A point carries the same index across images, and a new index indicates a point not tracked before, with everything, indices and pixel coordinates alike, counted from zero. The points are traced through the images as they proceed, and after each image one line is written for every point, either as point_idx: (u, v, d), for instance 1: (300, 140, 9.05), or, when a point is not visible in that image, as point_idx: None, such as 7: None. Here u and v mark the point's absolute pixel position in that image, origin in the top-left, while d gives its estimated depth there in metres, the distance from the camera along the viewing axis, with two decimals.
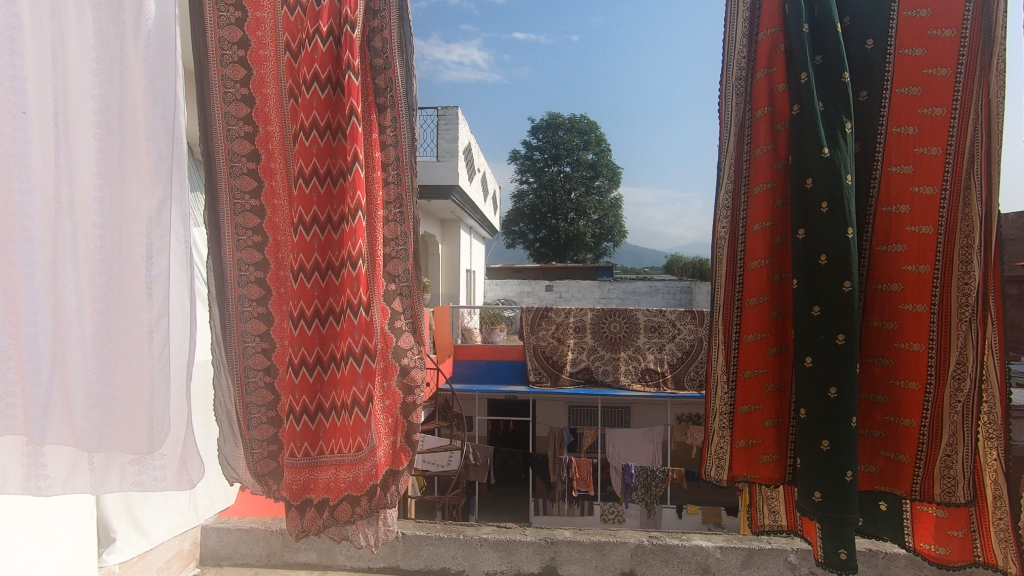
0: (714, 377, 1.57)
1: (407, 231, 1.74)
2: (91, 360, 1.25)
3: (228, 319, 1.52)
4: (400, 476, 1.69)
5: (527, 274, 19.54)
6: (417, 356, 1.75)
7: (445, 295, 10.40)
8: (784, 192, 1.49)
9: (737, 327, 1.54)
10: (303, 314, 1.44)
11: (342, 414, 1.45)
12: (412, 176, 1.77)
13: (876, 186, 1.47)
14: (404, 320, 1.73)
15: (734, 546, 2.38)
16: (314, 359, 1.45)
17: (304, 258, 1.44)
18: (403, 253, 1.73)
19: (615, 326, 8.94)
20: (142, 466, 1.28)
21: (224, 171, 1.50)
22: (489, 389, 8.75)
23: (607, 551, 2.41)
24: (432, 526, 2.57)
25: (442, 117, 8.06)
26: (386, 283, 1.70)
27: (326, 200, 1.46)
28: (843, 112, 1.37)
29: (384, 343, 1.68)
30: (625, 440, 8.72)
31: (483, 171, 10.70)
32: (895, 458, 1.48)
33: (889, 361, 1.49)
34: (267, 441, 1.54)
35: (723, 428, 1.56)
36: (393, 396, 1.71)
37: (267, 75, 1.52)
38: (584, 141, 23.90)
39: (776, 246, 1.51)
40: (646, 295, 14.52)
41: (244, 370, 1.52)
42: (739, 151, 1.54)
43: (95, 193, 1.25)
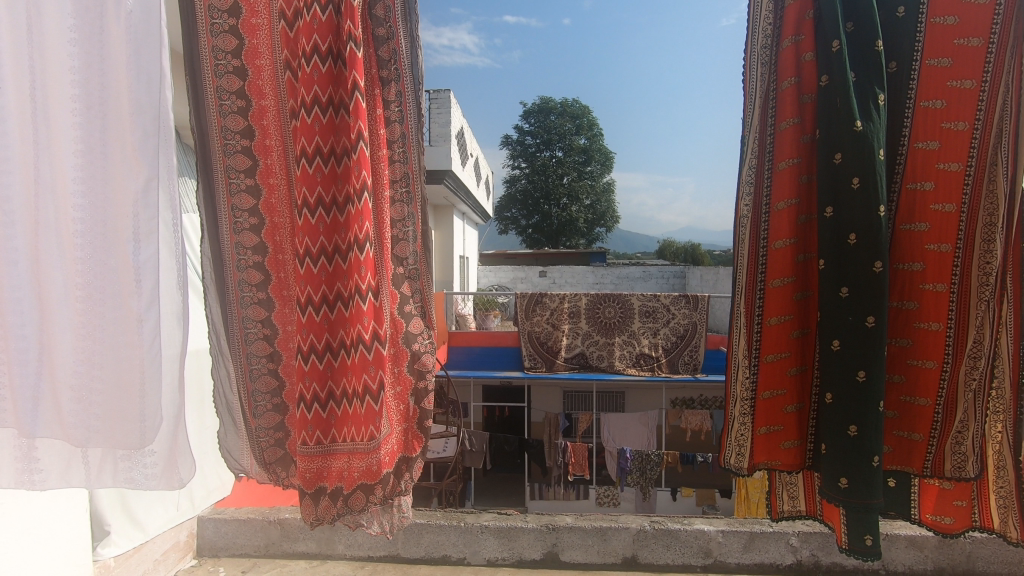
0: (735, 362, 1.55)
1: (415, 211, 1.68)
2: (79, 350, 1.20)
3: (228, 305, 1.48)
4: (414, 462, 1.68)
5: (520, 260, 19.47)
6: (428, 341, 1.72)
7: (439, 282, 10.33)
8: (810, 168, 1.46)
9: (759, 309, 1.51)
10: (310, 300, 1.38)
11: (353, 402, 1.41)
12: (418, 155, 1.69)
13: (902, 162, 1.44)
14: (413, 305, 1.70)
15: (736, 530, 2.37)
16: (323, 345, 1.40)
17: (310, 241, 1.37)
18: (410, 235, 1.67)
19: (609, 311, 8.96)
20: (133, 462, 1.23)
21: (218, 151, 1.45)
22: (484, 375, 8.73)
23: (609, 536, 2.41)
24: (432, 514, 2.55)
25: (434, 101, 7.91)
26: (394, 267, 1.66)
27: (331, 180, 1.38)
28: (878, 82, 1.33)
29: (394, 328, 1.66)
30: (620, 424, 8.85)
31: (476, 156, 10.57)
32: (909, 437, 1.47)
33: (907, 342, 1.46)
34: (273, 429, 1.51)
35: (744, 414, 1.54)
36: (404, 381, 1.69)
37: (261, 45, 1.45)
38: (576, 125, 23.69)
39: (801, 225, 1.49)
40: (639, 280, 14.52)
41: (248, 358, 1.49)
42: (763, 124, 1.50)
43: (77, 174, 1.19)
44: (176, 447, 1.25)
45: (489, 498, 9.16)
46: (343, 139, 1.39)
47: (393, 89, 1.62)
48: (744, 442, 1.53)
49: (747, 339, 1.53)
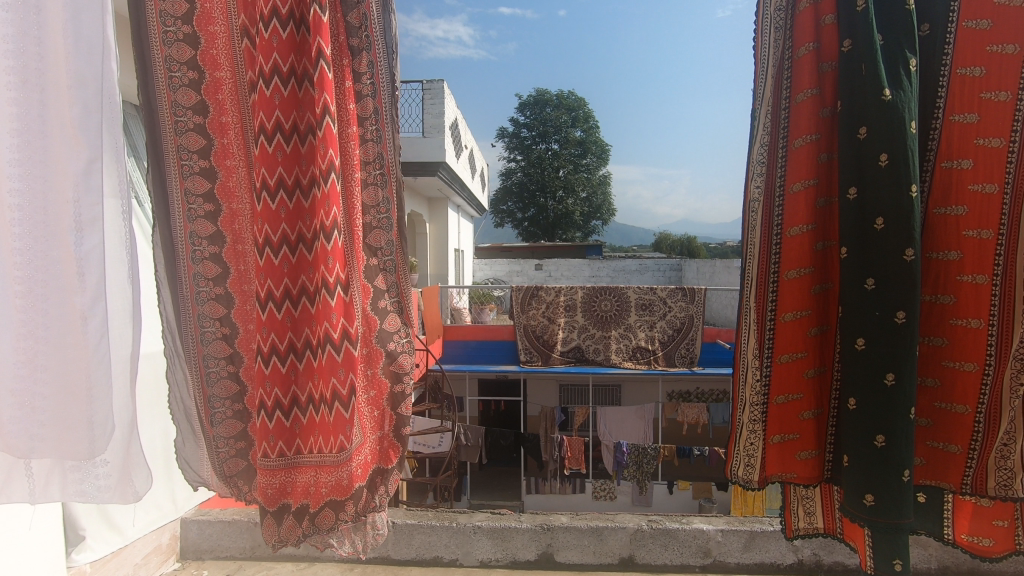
0: (745, 361, 1.47)
1: (390, 197, 1.60)
2: (15, 353, 1.11)
3: (181, 301, 1.39)
4: (389, 475, 1.62)
5: (516, 253, 19.39)
6: (405, 339, 1.63)
7: (434, 275, 10.23)
8: (830, 145, 1.39)
9: (773, 305, 1.43)
10: (271, 294, 1.30)
11: (321, 409, 1.33)
12: (393, 132, 1.61)
13: (936, 137, 1.37)
14: (390, 299, 1.62)
15: (735, 529, 2.31)
16: (286, 346, 1.32)
17: (271, 229, 1.29)
18: (385, 223, 1.60)
19: (606, 304, 8.87)
20: (84, 474, 1.18)
21: (168, 135, 1.37)
22: (480, 369, 8.66)
23: (606, 536, 2.34)
24: (423, 514, 2.47)
25: (427, 91, 7.80)
26: (367, 258, 1.58)
27: (295, 160, 1.30)
28: (907, 48, 1.27)
29: (367, 326, 1.58)
30: (616, 417, 8.72)
31: (470, 149, 10.44)
32: (945, 449, 1.41)
33: (943, 341, 1.39)
34: (233, 439, 1.43)
35: (755, 421, 1.47)
36: (379, 386, 1.62)
37: (215, 10, 1.37)
38: (572, 117, 23.45)
39: (820, 209, 1.41)
40: (635, 273, 14.47)
41: (204, 359, 1.41)
42: (777, 98, 1.43)
43: (10, 158, 1.09)
44: (130, 458, 1.22)
45: (485, 492, 9.12)
46: (308, 114, 1.30)
47: (364, 60, 1.52)
48: (755, 453, 1.46)
49: (758, 336, 1.46)
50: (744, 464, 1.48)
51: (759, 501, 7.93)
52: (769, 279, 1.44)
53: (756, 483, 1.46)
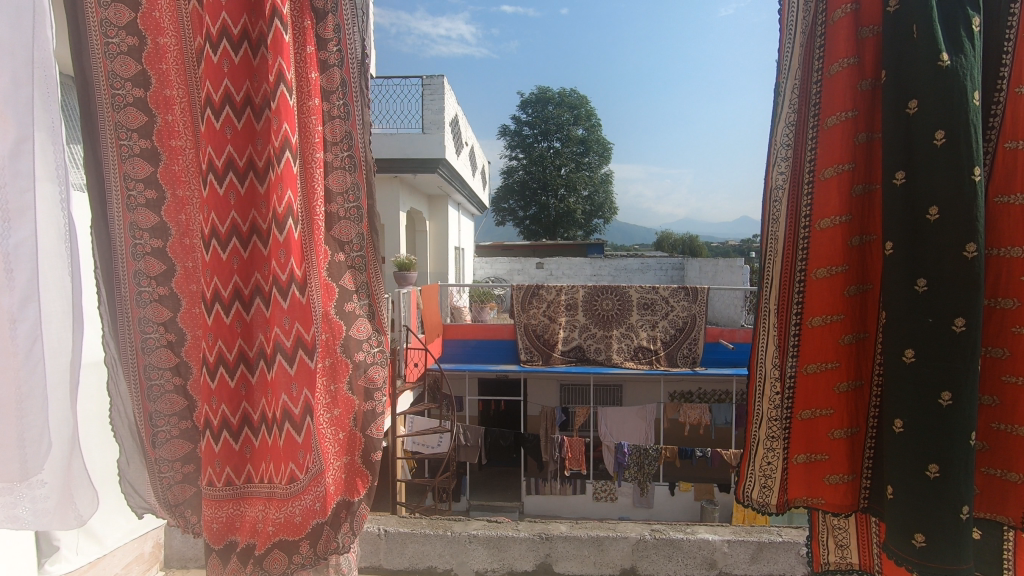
0: (764, 372, 1.53)
1: (358, 181, 1.68)
2: None
3: (126, 312, 1.47)
4: (356, 507, 1.67)
5: (517, 252, 19.25)
6: (373, 349, 1.74)
7: (434, 274, 10.04)
8: (869, 124, 1.40)
9: (799, 310, 1.46)
10: (218, 293, 1.33)
11: (274, 431, 1.38)
12: (361, 109, 1.70)
13: (998, 111, 1.34)
14: (359, 302, 1.71)
15: (743, 540, 2.20)
16: (234, 354, 1.36)
17: (218, 217, 1.33)
18: (352, 214, 1.67)
19: (607, 303, 8.80)
20: (16, 496, 1.26)
21: (114, 161, 1.45)
22: (480, 368, 8.57)
23: (607, 546, 2.24)
24: (417, 523, 2.37)
25: (427, 87, 7.70)
26: (334, 252, 1.65)
27: (250, 137, 1.36)
28: (969, 9, 1.27)
29: (332, 334, 1.67)
30: (617, 418, 8.63)
31: (471, 146, 10.35)
32: (1006, 477, 1.35)
33: (1004, 352, 1.33)
34: (177, 462, 1.52)
35: (778, 437, 1.51)
36: (344, 403, 1.70)
37: (164, 9, 1.47)
38: (574, 115, 23.31)
39: (857, 197, 1.42)
40: (638, 272, 14.35)
41: (147, 370, 1.49)
42: (808, 69, 1.45)
43: None
44: (70, 479, 1.32)
45: (485, 493, 9.03)
46: (262, 81, 1.35)
47: (329, 25, 1.59)
48: (773, 474, 1.51)
49: (784, 343, 1.49)
50: (760, 486, 1.53)
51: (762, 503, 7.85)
52: (798, 271, 1.46)
53: (774, 506, 1.52)
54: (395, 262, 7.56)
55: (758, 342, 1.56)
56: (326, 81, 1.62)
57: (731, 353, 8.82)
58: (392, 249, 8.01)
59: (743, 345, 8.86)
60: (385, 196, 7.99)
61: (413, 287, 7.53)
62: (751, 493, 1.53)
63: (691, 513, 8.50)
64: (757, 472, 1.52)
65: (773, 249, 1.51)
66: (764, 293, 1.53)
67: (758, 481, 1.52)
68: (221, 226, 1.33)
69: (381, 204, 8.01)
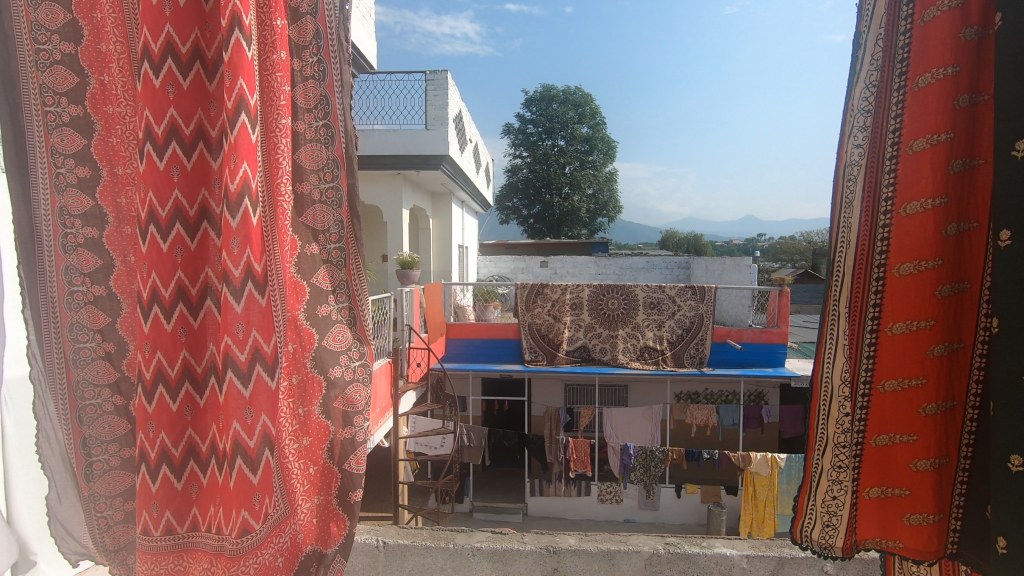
0: (827, 393, 1.54)
1: (336, 156, 1.64)
2: None
3: (64, 350, 1.57)
4: (328, 559, 1.69)
5: (521, 250, 19.09)
6: (348, 364, 1.70)
7: (437, 272, 9.88)
8: (971, 87, 1.38)
9: (877, 315, 1.50)
10: (156, 288, 1.45)
11: (224, 471, 1.51)
12: (340, 66, 1.63)
13: None
14: (335, 309, 1.69)
15: (762, 554, 2.08)
16: (174, 356, 1.50)
17: (158, 193, 1.45)
18: (329, 197, 1.65)
19: (613, 303, 8.68)
20: None
21: (49, 214, 1.54)
22: (484, 368, 8.46)
23: (618, 560, 2.12)
24: (418, 534, 2.26)
25: (430, 82, 7.57)
26: (308, 244, 1.63)
27: (202, 101, 1.50)
28: None
29: (305, 344, 1.65)
30: (624, 418, 8.47)
31: (474, 142, 10.22)
32: None
33: None
34: (115, 499, 1.63)
35: (852, 464, 1.54)
36: (317, 433, 1.70)
37: (106, 14, 1.57)
38: (579, 113, 23.11)
39: (953, 176, 1.41)
40: (643, 270, 14.18)
41: (85, 388, 1.59)
42: (897, 24, 1.43)
43: None
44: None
45: (488, 494, 8.94)
46: (213, 30, 1.50)
47: None
48: (839, 512, 1.54)
49: (863, 354, 1.52)
50: (824, 526, 1.56)
51: (771, 506, 7.77)
52: (881, 262, 1.48)
53: (840, 547, 1.55)
54: (397, 260, 7.47)
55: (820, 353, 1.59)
56: (299, 35, 1.60)
57: (739, 353, 8.68)
58: (395, 247, 7.91)
59: (752, 346, 8.71)
60: (388, 194, 7.88)
61: (416, 285, 7.43)
62: (813, 534, 1.57)
63: (698, 515, 8.39)
64: (821, 509, 1.56)
65: (848, 235, 1.52)
66: (837, 286, 1.53)
67: (821, 520, 1.56)
68: (161, 209, 1.45)
69: (384, 202, 7.90)
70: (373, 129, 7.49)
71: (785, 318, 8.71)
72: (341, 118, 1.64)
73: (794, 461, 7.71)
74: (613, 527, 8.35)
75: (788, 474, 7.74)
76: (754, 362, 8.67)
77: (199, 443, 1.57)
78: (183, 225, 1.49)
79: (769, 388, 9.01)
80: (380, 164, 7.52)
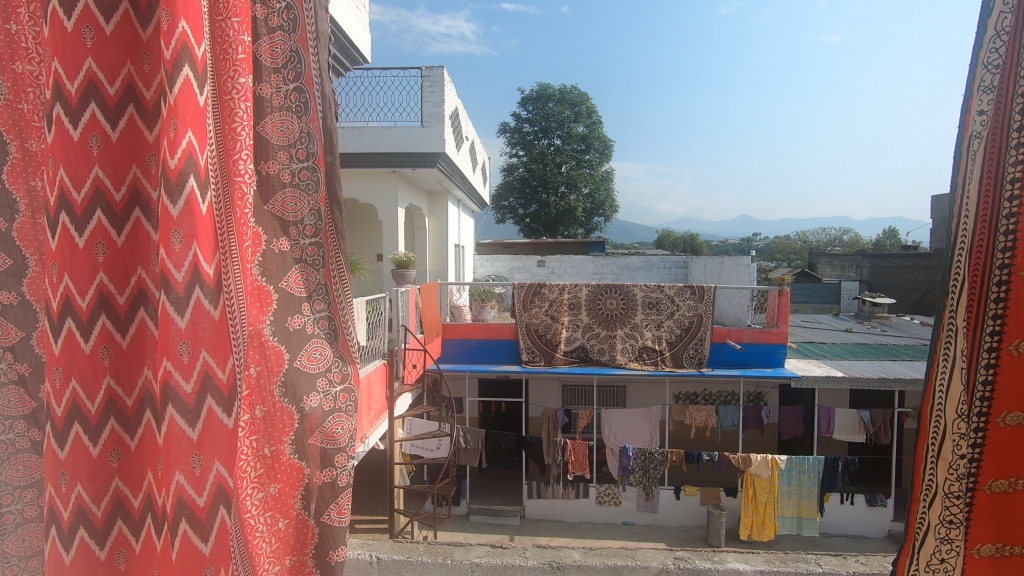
0: (945, 428, 1.49)
1: (311, 129, 1.47)
2: None
3: None
4: None
5: (518, 249, 18.98)
6: (324, 390, 1.49)
7: (433, 272, 9.78)
8: None
9: (994, 338, 1.41)
10: (70, 284, 1.29)
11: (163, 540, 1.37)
12: (311, 16, 1.48)
13: None
14: (312, 322, 1.49)
15: (778, 571, 1.97)
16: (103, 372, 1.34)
17: (69, 159, 1.28)
18: (302, 182, 1.48)
19: (611, 302, 8.57)
20: None
21: None
22: (480, 369, 8.34)
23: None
24: (414, 549, 2.14)
25: (426, 78, 7.46)
26: (272, 238, 1.45)
27: (132, 51, 1.37)
28: None
29: (275, 359, 1.43)
30: (623, 419, 8.38)
31: (471, 140, 10.09)
32: None
33: None
34: (32, 557, 1.45)
35: (963, 507, 1.49)
36: (290, 477, 1.46)
37: None
38: (575, 112, 22.98)
39: None
40: (641, 270, 14.08)
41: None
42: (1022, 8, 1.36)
43: None
44: None
45: (485, 496, 8.81)
46: None
47: None
48: (950, 560, 1.50)
49: (977, 382, 1.44)
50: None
51: (771, 508, 7.68)
52: (1004, 276, 1.39)
53: None
54: (392, 260, 7.35)
55: (931, 378, 1.54)
56: None
57: (738, 353, 8.58)
58: (390, 246, 7.79)
59: (751, 346, 8.61)
60: (383, 192, 7.75)
61: (411, 285, 7.32)
62: None
63: (697, 517, 8.29)
64: (927, 558, 1.52)
65: (969, 248, 1.43)
66: (954, 301, 1.46)
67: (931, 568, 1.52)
68: (76, 193, 1.28)
69: (379, 200, 7.77)
70: (368, 126, 7.37)
71: (785, 318, 8.61)
72: (315, 78, 1.48)
73: (794, 463, 7.64)
74: (612, 529, 8.24)
75: (788, 476, 7.66)
76: (753, 362, 8.58)
77: (129, 498, 1.40)
78: (105, 211, 1.31)
79: (768, 388, 8.95)
80: (375, 161, 7.40)
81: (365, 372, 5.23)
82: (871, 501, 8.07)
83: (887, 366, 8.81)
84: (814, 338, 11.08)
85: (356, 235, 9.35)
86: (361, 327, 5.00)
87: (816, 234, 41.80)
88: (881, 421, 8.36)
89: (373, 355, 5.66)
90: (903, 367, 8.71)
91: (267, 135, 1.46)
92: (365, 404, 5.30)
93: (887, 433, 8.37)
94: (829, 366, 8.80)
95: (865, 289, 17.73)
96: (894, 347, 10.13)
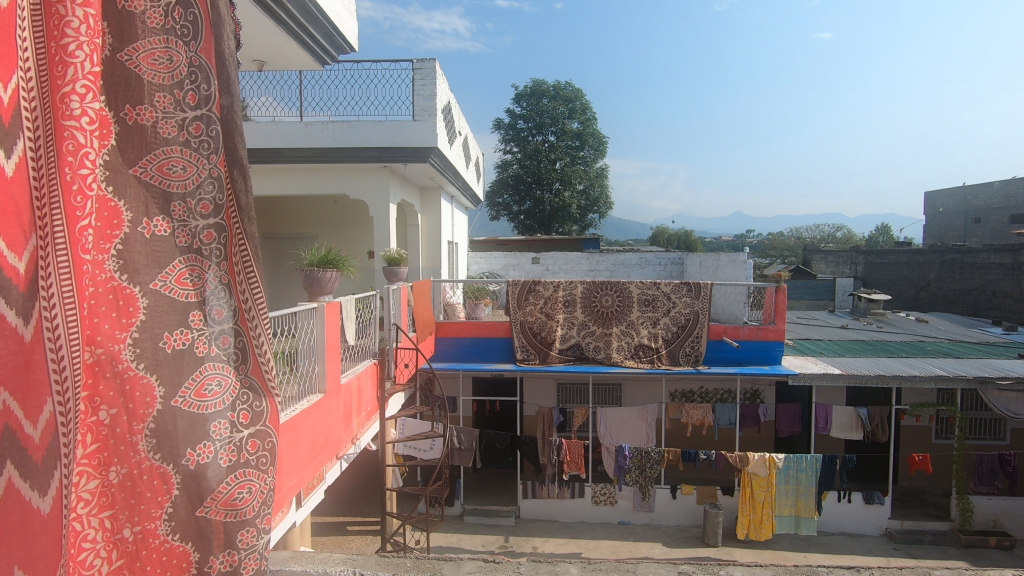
0: None
1: (181, 65, 1.52)
2: None
3: None
4: None
5: (512, 246, 18.82)
6: (224, 435, 1.53)
7: (426, 270, 9.53)
8: None
9: None
10: None
11: None
12: None
13: None
14: (197, 364, 1.51)
15: None
16: None
17: None
18: (177, 133, 1.51)
19: (607, 299, 8.45)
20: None
21: None
22: (474, 368, 8.20)
23: None
24: (400, 564, 1.99)
25: (418, 71, 7.32)
26: (138, 225, 1.44)
27: None
28: None
29: (150, 401, 1.44)
30: (618, 418, 8.30)
31: (464, 136, 9.95)
32: None
33: None
34: None
35: None
36: (166, 540, 1.46)
37: None
38: (569, 109, 22.84)
39: None
40: (637, 267, 13.97)
41: None
42: None
43: None
44: None
45: (479, 496, 8.68)
46: None
47: None
48: None
49: None
50: None
51: (768, 507, 7.60)
52: None
53: None
54: (384, 256, 7.19)
55: None
56: None
57: (735, 351, 8.49)
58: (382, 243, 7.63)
59: (748, 343, 8.53)
60: (374, 187, 7.60)
61: (403, 282, 7.19)
62: None
63: (694, 516, 8.19)
64: None
65: None
66: None
67: None
68: None
69: (370, 195, 7.61)
70: (359, 120, 7.23)
71: (782, 314, 8.52)
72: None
73: (791, 461, 7.58)
74: (608, 529, 8.14)
75: (786, 474, 7.58)
76: (750, 360, 8.50)
77: None
78: None
79: (764, 385, 8.90)
80: (366, 156, 7.25)
81: (356, 373, 5.01)
82: (869, 499, 7.99)
83: (884, 363, 8.74)
84: (810, 335, 11.01)
85: (348, 232, 9.18)
86: (351, 326, 4.85)
87: (809, 230, 41.87)
88: (878, 419, 8.24)
89: (364, 354, 5.51)
90: (900, 364, 8.64)
91: (143, 74, 1.48)
92: (356, 406, 5.04)
93: (885, 431, 8.24)
94: (826, 363, 8.72)
95: (859, 286, 17.70)
96: (890, 344, 10.07)
